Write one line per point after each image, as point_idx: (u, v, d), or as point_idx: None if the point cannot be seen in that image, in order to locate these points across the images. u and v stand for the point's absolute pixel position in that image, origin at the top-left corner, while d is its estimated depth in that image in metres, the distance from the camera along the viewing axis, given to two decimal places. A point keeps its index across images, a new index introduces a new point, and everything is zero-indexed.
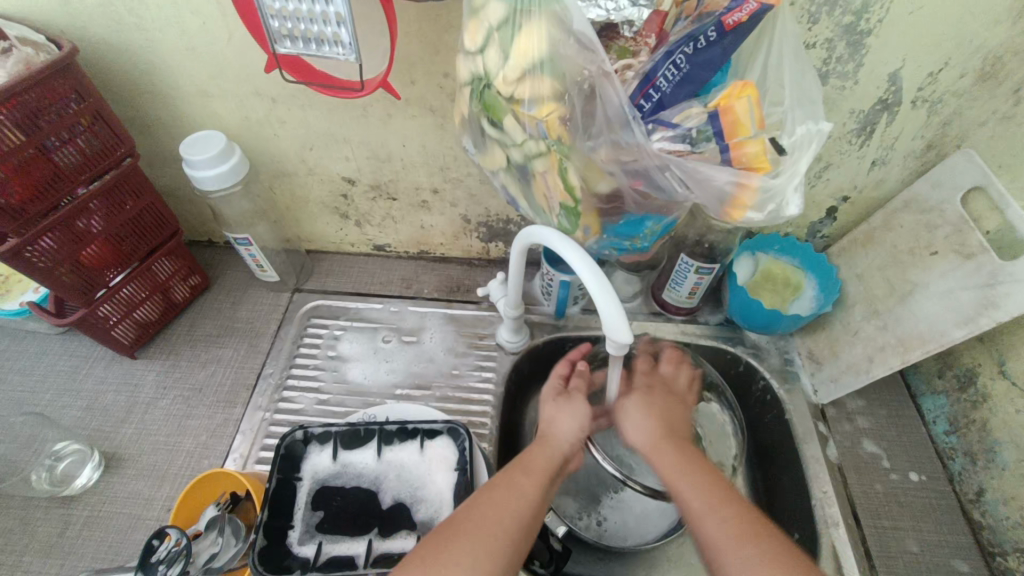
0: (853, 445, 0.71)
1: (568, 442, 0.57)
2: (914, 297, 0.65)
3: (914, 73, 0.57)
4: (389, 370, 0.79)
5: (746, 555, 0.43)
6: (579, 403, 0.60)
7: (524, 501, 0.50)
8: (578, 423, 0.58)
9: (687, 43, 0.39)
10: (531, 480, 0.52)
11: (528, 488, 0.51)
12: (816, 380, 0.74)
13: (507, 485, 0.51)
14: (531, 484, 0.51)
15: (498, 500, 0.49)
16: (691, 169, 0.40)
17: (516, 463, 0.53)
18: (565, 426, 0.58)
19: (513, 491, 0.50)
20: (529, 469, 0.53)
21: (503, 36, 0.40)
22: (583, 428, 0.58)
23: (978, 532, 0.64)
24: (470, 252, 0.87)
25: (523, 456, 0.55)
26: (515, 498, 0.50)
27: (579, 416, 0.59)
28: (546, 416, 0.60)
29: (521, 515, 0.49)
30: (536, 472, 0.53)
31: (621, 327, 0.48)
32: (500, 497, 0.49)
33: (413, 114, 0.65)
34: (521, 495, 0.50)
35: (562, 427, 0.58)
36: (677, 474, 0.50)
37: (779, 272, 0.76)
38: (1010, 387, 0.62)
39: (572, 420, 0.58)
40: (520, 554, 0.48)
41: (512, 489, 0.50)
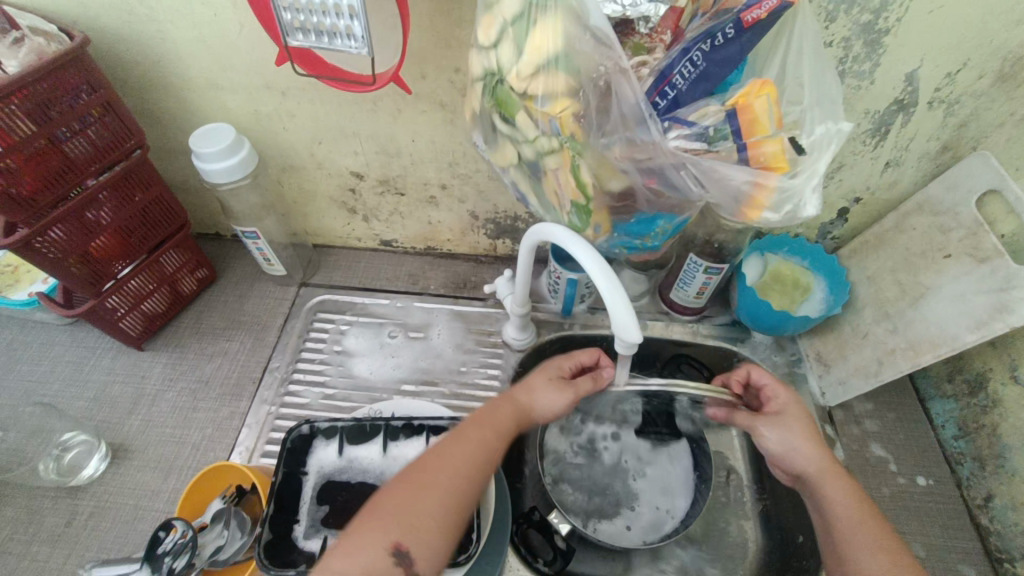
0: (860, 448, 0.70)
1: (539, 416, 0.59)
2: (926, 300, 0.64)
3: (932, 74, 0.56)
4: (395, 365, 0.79)
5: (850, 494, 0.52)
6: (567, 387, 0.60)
7: (479, 451, 0.52)
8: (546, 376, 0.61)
9: (704, 40, 0.39)
10: (488, 431, 0.54)
11: (486, 439, 0.53)
12: (824, 382, 0.74)
13: (464, 438, 0.53)
14: (489, 435, 0.54)
15: (457, 449, 0.52)
16: (707, 168, 0.40)
17: (478, 415, 0.55)
18: (531, 383, 0.61)
19: (470, 441, 0.53)
20: (483, 422, 0.55)
21: (518, 30, 0.40)
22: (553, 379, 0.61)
23: (986, 537, 0.64)
24: (477, 249, 0.87)
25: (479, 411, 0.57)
26: (468, 449, 0.52)
27: (561, 393, 0.60)
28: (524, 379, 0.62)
29: (475, 463, 0.51)
30: (488, 423, 0.55)
31: (631, 326, 0.48)
32: (458, 447, 0.52)
33: (423, 110, 0.65)
34: (477, 445, 0.53)
35: (539, 396, 0.59)
36: (841, 498, 0.52)
37: (788, 272, 0.76)
38: (1022, 392, 0.62)
39: (552, 399, 0.59)
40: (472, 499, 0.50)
41: (470, 438, 0.53)
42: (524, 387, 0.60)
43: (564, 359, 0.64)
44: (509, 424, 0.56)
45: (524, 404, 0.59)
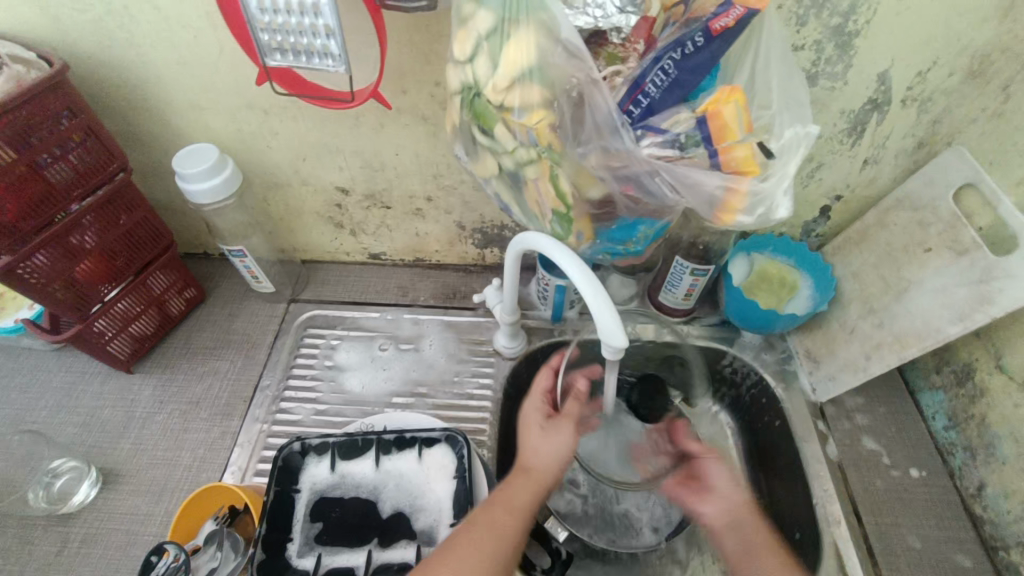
0: (852, 443, 0.71)
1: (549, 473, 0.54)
2: (910, 294, 0.65)
3: (903, 73, 0.57)
4: (387, 378, 0.79)
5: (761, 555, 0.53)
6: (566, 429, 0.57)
7: (503, 543, 0.49)
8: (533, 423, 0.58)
9: (674, 49, 0.39)
10: (512, 518, 0.50)
11: (509, 523, 0.50)
12: (814, 379, 0.74)
13: (485, 527, 0.49)
14: (512, 521, 0.50)
15: (478, 541, 0.49)
16: (680, 173, 0.40)
17: (496, 498, 0.52)
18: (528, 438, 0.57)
19: (492, 532, 0.49)
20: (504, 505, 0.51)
21: (492, 46, 0.41)
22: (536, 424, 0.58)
23: (980, 526, 0.64)
24: (466, 259, 0.87)
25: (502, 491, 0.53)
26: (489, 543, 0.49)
27: (553, 434, 0.57)
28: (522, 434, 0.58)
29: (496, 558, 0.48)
30: (509, 506, 0.51)
31: (616, 331, 0.48)
32: (480, 538, 0.49)
33: (405, 124, 0.65)
34: (501, 532, 0.49)
35: (542, 452, 0.55)
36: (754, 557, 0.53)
37: (775, 271, 0.76)
38: (1008, 381, 0.62)
39: (553, 445, 0.56)
40: None
41: (492, 527, 0.49)
42: (529, 449, 0.56)
43: (535, 391, 0.63)
44: (528, 501, 0.52)
45: (532, 466, 0.55)
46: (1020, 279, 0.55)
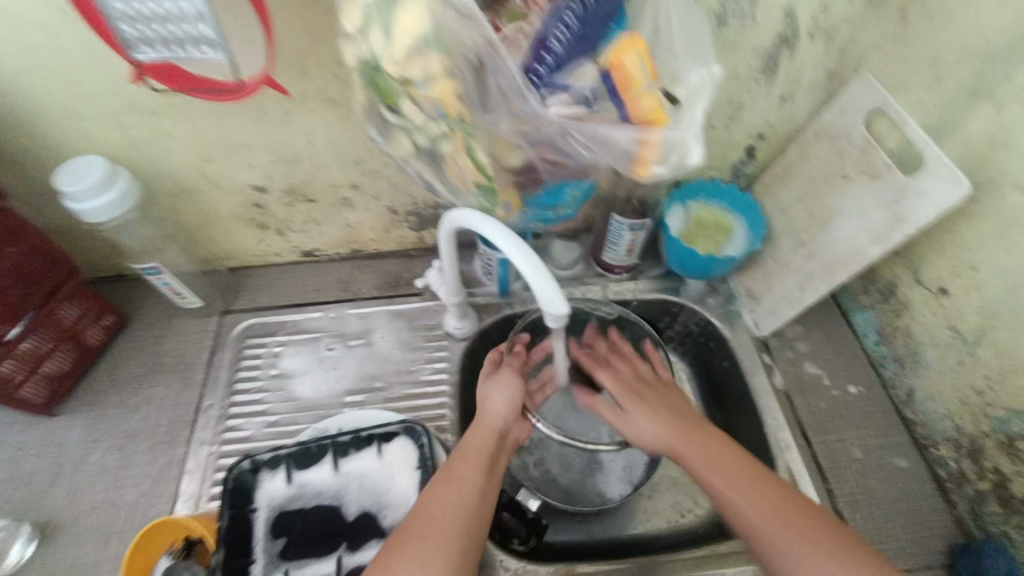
0: (796, 371, 0.74)
1: (501, 420, 0.59)
2: (833, 223, 0.68)
3: (806, 3, 0.57)
4: (339, 378, 0.76)
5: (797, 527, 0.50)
6: (513, 377, 0.62)
7: (467, 492, 0.51)
8: (510, 394, 0.61)
9: (573, 0, 0.38)
10: (470, 469, 0.53)
11: (466, 473, 0.53)
12: (756, 315, 0.77)
13: (452, 482, 0.51)
14: (472, 472, 0.53)
15: (443, 496, 0.50)
16: (592, 131, 0.39)
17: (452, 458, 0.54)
18: (491, 401, 0.60)
19: (455, 485, 0.51)
20: (467, 459, 0.54)
21: (381, 13, 0.37)
22: (514, 397, 0.61)
23: (913, 429, 0.69)
24: (404, 243, 0.84)
25: (461, 445, 0.56)
26: (459, 492, 0.51)
27: (508, 387, 0.61)
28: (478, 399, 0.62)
29: (470, 506, 0.50)
30: (472, 458, 0.54)
31: (556, 299, 0.47)
32: (438, 494, 0.50)
33: (312, 109, 0.61)
34: (461, 484, 0.51)
35: (493, 405, 0.60)
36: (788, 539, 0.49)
37: (709, 217, 0.78)
38: (926, 292, 0.66)
39: (505, 393, 0.61)
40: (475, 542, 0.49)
41: (450, 483, 0.51)
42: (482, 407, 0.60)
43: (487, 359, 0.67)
44: (484, 446, 0.56)
45: (484, 420, 0.59)
46: (928, 196, 0.58)
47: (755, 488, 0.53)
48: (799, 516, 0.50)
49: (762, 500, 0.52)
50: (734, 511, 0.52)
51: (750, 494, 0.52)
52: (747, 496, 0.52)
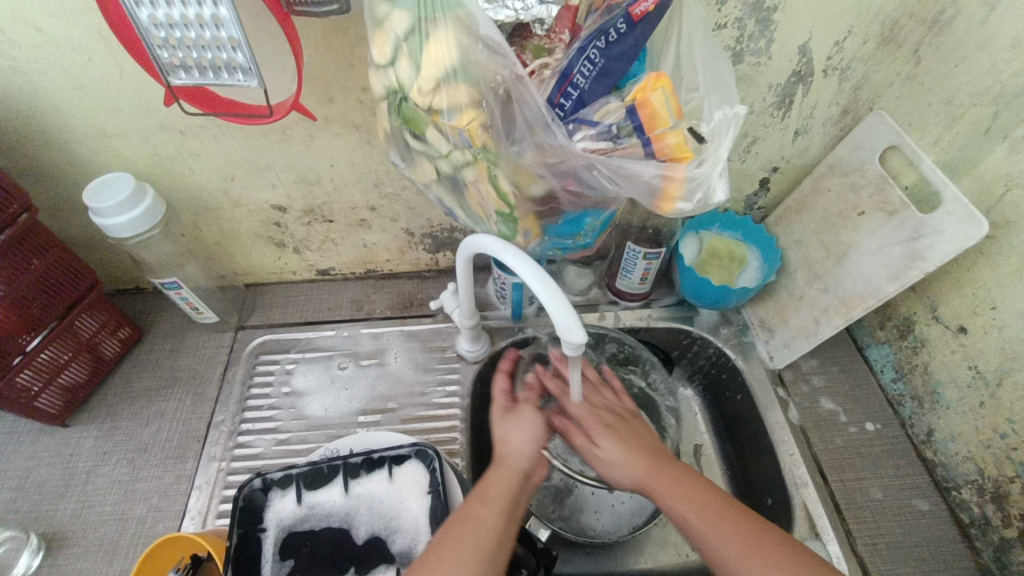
0: (811, 405, 0.73)
1: (526, 459, 0.54)
2: (850, 257, 0.68)
3: (822, 44, 0.58)
4: (349, 397, 0.76)
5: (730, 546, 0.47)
6: (532, 415, 0.58)
7: (486, 535, 0.47)
8: (532, 436, 0.56)
9: (598, 38, 0.39)
10: (489, 513, 0.49)
11: (485, 519, 0.48)
12: (771, 347, 0.76)
13: (466, 521, 0.48)
14: (489, 516, 0.49)
15: (459, 543, 0.46)
16: (616, 165, 0.40)
17: (473, 498, 0.50)
18: (515, 441, 0.55)
19: (472, 532, 0.47)
20: (484, 497, 0.50)
21: (412, 46, 0.39)
22: (538, 440, 0.56)
23: (933, 470, 0.68)
24: (419, 265, 0.85)
25: (481, 483, 0.52)
26: (473, 533, 0.47)
27: (531, 426, 0.57)
28: (497, 438, 0.57)
29: (485, 551, 0.47)
30: (494, 500, 0.50)
31: (574, 326, 0.47)
32: (455, 541, 0.46)
33: (337, 133, 0.62)
34: (481, 529, 0.47)
35: (517, 444, 0.55)
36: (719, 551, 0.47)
37: (723, 247, 0.78)
38: (944, 330, 0.65)
39: (528, 430, 0.56)
40: None
41: (469, 529, 0.47)
42: (504, 442, 0.56)
43: (496, 394, 0.61)
44: (505, 487, 0.52)
45: (506, 458, 0.54)
46: (947, 234, 0.58)
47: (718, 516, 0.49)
48: (732, 526, 0.48)
49: (722, 524, 0.48)
50: (705, 543, 0.48)
51: (712, 519, 0.49)
52: (701, 525, 0.49)
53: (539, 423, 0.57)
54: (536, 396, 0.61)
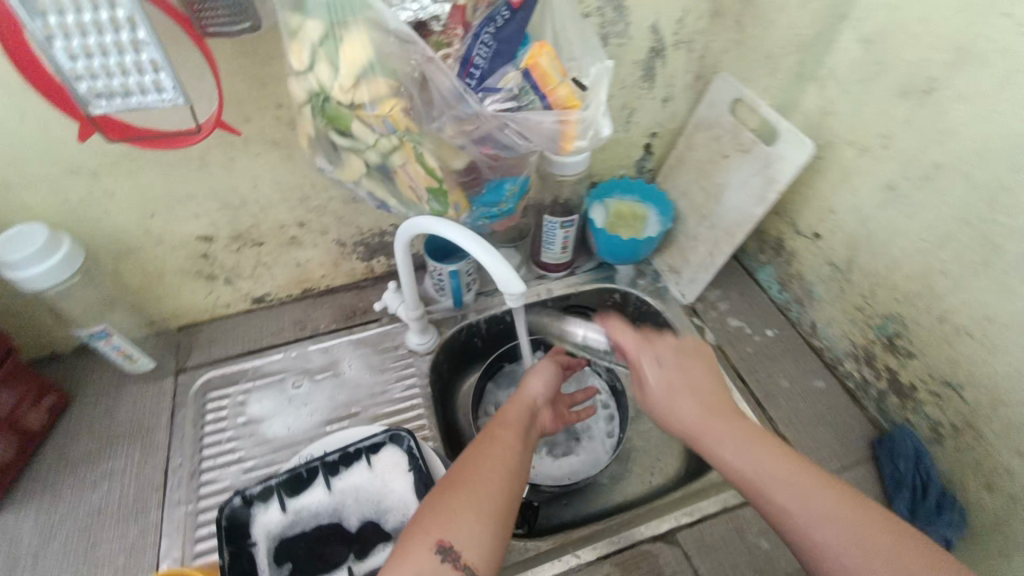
0: (722, 326, 0.86)
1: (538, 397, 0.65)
2: (725, 195, 0.81)
3: (667, 22, 0.71)
4: (311, 412, 0.77)
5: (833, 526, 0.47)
6: (558, 368, 0.70)
7: (512, 448, 0.56)
8: (551, 382, 0.67)
9: (488, 23, 0.46)
10: (513, 432, 0.58)
11: (512, 433, 0.57)
12: (681, 285, 0.88)
13: (493, 439, 0.56)
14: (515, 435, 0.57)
15: (492, 449, 0.55)
16: (523, 120, 0.47)
17: (500, 421, 0.60)
18: (534, 385, 0.67)
19: (501, 443, 0.56)
20: (507, 424, 0.59)
21: (329, 50, 0.44)
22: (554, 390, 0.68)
23: (823, 354, 0.82)
24: (355, 275, 0.88)
25: (502, 412, 0.62)
26: (503, 446, 0.55)
27: (556, 376, 0.69)
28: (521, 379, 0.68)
29: (510, 461, 0.54)
30: (515, 423, 0.59)
31: (512, 278, 0.54)
32: (492, 448, 0.55)
33: (257, 153, 0.65)
34: (508, 444, 0.56)
35: (534, 385, 0.66)
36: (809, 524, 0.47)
37: (626, 209, 0.89)
38: (805, 239, 0.80)
39: (546, 376, 0.68)
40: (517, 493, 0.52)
41: (498, 441, 0.56)
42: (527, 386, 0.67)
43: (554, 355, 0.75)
44: (523, 414, 0.61)
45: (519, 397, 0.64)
46: (789, 159, 0.72)
47: (811, 492, 0.49)
48: (827, 502, 0.48)
49: (815, 499, 0.48)
50: (794, 524, 0.48)
51: (804, 494, 0.49)
52: (769, 483, 0.50)
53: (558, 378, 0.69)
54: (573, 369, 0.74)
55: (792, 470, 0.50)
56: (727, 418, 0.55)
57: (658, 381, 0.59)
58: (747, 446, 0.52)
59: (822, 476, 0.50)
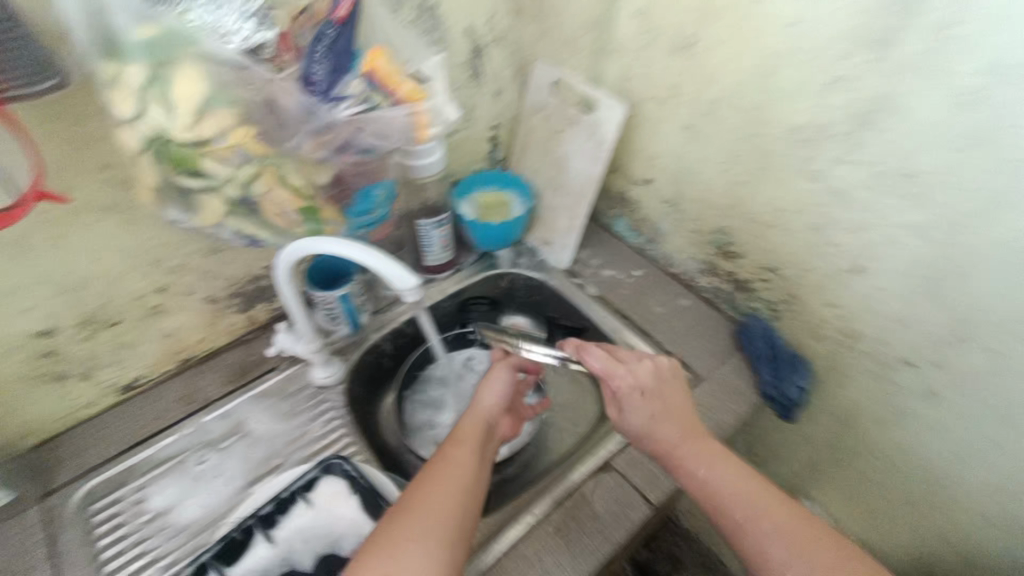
0: (597, 277, 0.98)
1: (489, 409, 0.69)
2: (568, 164, 0.92)
3: (477, 23, 0.79)
4: (226, 481, 0.71)
5: (792, 538, 0.57)
6: (505, 371, 0.74)
7: (463, 466, 0.60)
8: (495, 393, 0.71)
9: (319, 41, 0.48)
10: (464, 454, 0.61)
11: (463, 455, 0.61)
12: (555, 253, 0.99)
13: (445, 459, 0.60)
14: (465, 456, 0.61)
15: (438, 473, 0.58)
16: (378, 120, 0.52)
17: (456, 438, 0.64)
18: (484, 396, 0.70)
19: (451, 465, 0.59)
20: (458, 442, 0.63)
21: (157, 90, 0.43)
22: (500, 399, 0.71)
23: (680, 277, 0.96)
24: (237, 330, 0.83)
25: (457, 430, 0.66)
26: (455, 467, 0.59)
27: (502, 380, 0.73)
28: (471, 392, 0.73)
29: (463, 484, 0.58)
30: (466, 440, 0.64)
31: (403, 273, 0.57)
32: (439, 471, 0.58)
33: (89, 221, 0.59)
34: (461, 463, 0.60)
35: (487, 394, 0.71)
36: (773, 545, 0.57)
37: (490, 199, 0.97)
38: (639, 186, 0.94)
39: (501, 383, 0.72)
40: (470, 517, 0.56)
41: (447, 463, 0.59)
42: (477, 397, 0.71)
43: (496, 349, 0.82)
44: (472, 427, 0.66)
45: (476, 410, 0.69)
46: (609, 120, 0.84)
47: (782, 518, 0.59)
48: (789, 524, 0.58)
49: (783, 519, 0.58)
50: (753, 536, 0.59)
51: (773, 517, 0.59)
52: (743, 503, 0.60)
53: (506, 383, 0.73)
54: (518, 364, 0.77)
55: (763, 496, 0.60)
56: (713, 450, 0.65)
57: (642, 417, 0.69)
58: (722, 470, 0.63)
59: (789, 505, 0.60)
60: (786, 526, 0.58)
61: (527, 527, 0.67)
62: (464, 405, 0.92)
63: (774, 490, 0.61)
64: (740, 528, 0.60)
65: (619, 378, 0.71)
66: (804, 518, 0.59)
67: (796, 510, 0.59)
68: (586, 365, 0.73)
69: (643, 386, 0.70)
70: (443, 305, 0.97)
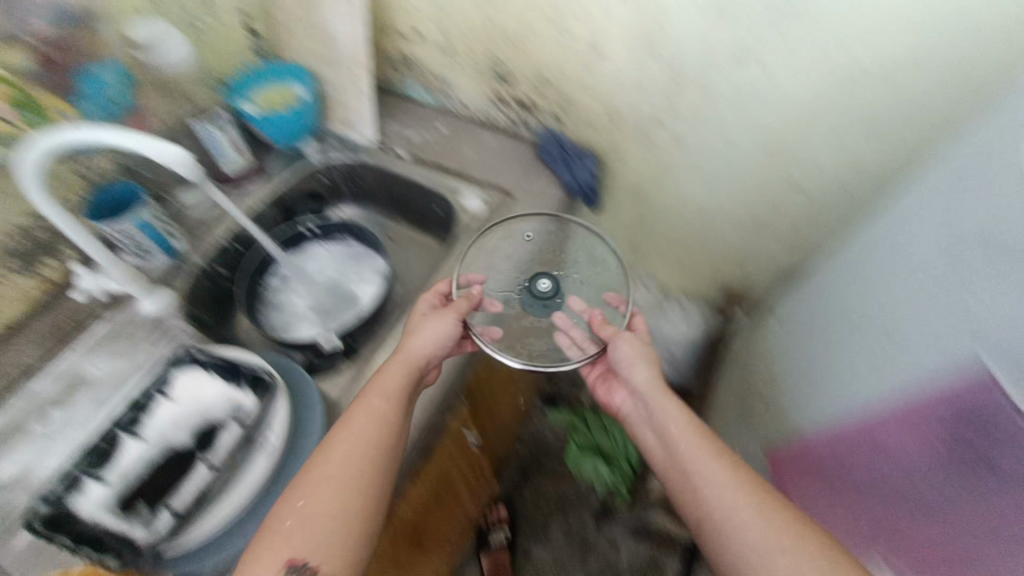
0: (405, 142, 1.02)
1: (420, 355, 0.69)
2: (332, 32, 0.90)
3: None
4: (81, 428, 0.68)
5: (748, 519, 0.55)
6: (450, 321, 0.72)
7: (379, 435, 0.61)
8: (440, 336, 0.71)
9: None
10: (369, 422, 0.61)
11: (377, 427, 0.61)
12: (359, 131, 1.01)
13: (356, 418, 0.61)
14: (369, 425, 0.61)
15: (344, 454, 0.59)
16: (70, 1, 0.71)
17: (375, 390, 0.64)
18: (421, 338, 0.70)
19: (361, 431, 0.60)
20: (376, 391, 0.64)
21: None
22: (441, 343, 0.71)
23: (479, 120, 1.03)
24: (33, 294, 0.76)
25: (378, 379, 0.66)
26: (368, 430, 0.61)
27: (443, 326, 0.72)
28: (410, 330, 0.72)
29: (373, 458, 0.59)
30: (382, 390, 0.64)
31: (163, 147, 0.58)
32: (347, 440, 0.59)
33: None
34: (372, 422, 0.61)
35: (424, 340, 0.70)
36: (707, 487, 0.58)
37: (275, 96, 0.96)
38: (413, 38, 0.95)
39: (441, 332, 0.71)
40: (376, 499, 0.58)
41: (363, 434, 0.60)
42: (414, 337, 0.70)
43: (434, 295, 0.78)
44: (397, 382, 0.66)
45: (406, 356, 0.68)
46: None
47: (737, 491, 0.57)
48: (740, 490, 0.57)
49: (739, 493, 0.57)
50: (694, 466, 0.60)
51: (733, 495, 0.57)
52: (711, 485, 0.58)
53: (450, 328, 0.72)
54: (468, 305, 0.76)
55: (720, 464, 0.60)
56: (704, 433, 0.64)
57: (641, 382, 0.71)
58: (711, 463, 0.60)
59: (757, 482, 0.58)
60: (726, 487, 0.58)
61: (422, 409, 0.74)
62: (314, 289, 0.97)
63: (749, 474, 0.59)
64: (694, 488, 0.59)
65: (617, 345, 0.74)
66: (755, 483, 0.58)
67: (751, 477, 0.58)
68: (580, 334, 0.77)
69: (636, 355, 0.73)
70: (264, 212, 0.96)
